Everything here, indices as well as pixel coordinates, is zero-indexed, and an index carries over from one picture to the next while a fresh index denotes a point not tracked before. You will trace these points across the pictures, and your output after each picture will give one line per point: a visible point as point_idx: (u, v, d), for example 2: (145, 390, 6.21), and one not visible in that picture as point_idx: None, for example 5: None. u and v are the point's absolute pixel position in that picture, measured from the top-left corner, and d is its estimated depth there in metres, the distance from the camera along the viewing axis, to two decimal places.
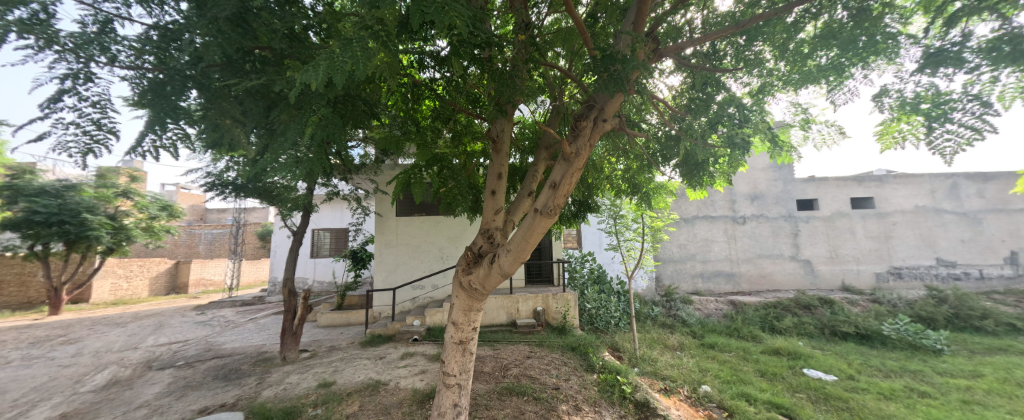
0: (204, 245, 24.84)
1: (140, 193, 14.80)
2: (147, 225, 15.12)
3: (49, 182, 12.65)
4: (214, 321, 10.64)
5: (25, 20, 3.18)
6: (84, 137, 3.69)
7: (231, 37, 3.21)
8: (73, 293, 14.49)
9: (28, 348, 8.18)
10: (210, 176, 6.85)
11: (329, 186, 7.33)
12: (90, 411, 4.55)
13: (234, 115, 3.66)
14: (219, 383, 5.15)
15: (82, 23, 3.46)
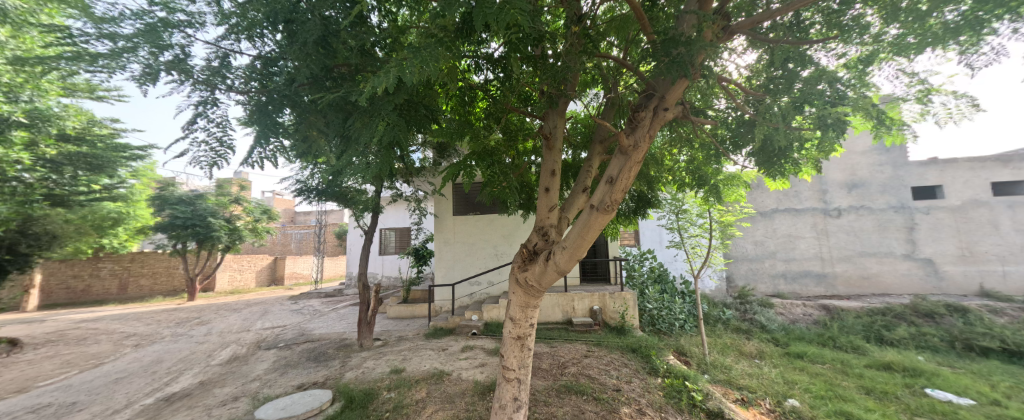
0: (296, 243, 28.51)
1: (247, 199, 17.50)
2: (253, 227, 17.84)
3: (184, 193, 15.55)
4: (305, 310, 12.16)
5: (171, 60, 3.91)
6: (212, 152, 4.46)
7: (316, 59, 3.63)
8: (203, 283, 17.65)
9: (174, 326, 10.16)
10: (298, 183, 7.78)
11: (394, 189, 7.89)
12: (220, 380, 5.53)
13: (319, 127, 4.11)
14: (311, 364, 5.89)
15: (208, 59, 4.17)
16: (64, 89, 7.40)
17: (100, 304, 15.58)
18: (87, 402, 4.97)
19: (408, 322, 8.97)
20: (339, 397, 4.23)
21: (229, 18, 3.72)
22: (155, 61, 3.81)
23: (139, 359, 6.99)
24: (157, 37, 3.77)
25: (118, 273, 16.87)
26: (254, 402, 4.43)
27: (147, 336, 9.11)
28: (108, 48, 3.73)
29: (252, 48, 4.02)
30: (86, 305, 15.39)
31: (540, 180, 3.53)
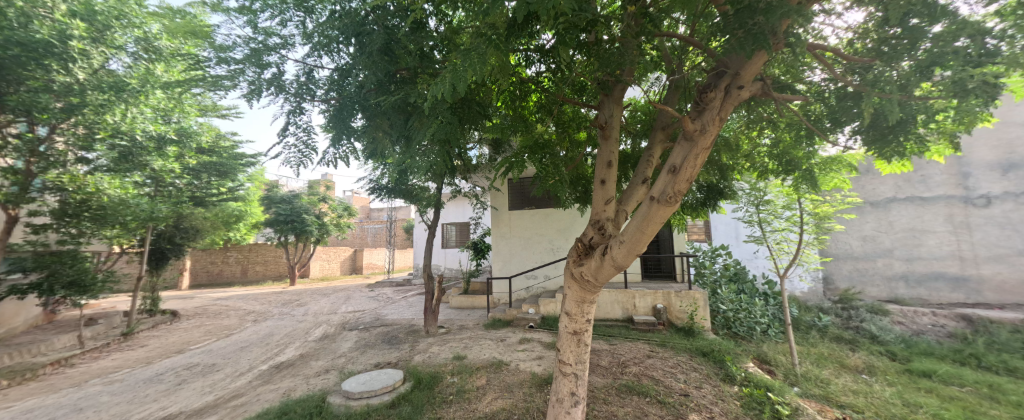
0: (372, 237, 31.54)
1: (332, 198, 19.82)
2: (337, 222, 20.18)
3: (285, 193, 18.16)
4: (379, 297, 13.44)
5: (271, 78, 4.58)
6: (300, 153, 5.15)
7: (381, 66, 3.93)
8: (301, 270, 20.48)
9: (279, 307, 11.97)
10: (372, 182, 8.54)
11: (453, 185, 8.22)
12: (315, 354, 6.39)
13: (385, 129, 4.48)
14: (386, 345, 6.50)
15: (297, 75, 4.78)
16: (201, 111, 9.15)
17: (228, 285, 19.08)
18: (221, 365, 6.10)
19: (469, 312, 9.40)
20: (408, 378, 4.60)
21: (312, 37, 4.20)
22: (260, 79, 4.51)
23: (256, 332, 8.39)
24: (258, 59, 4.43)
25: (241, 261, 20.38)
26: (340, 375, 5.03)
27: (261, 313, 10.90)
28: (225, 71, 4.49)
29: (330, 61, 4.48)
30: (219, 286, 19.00)
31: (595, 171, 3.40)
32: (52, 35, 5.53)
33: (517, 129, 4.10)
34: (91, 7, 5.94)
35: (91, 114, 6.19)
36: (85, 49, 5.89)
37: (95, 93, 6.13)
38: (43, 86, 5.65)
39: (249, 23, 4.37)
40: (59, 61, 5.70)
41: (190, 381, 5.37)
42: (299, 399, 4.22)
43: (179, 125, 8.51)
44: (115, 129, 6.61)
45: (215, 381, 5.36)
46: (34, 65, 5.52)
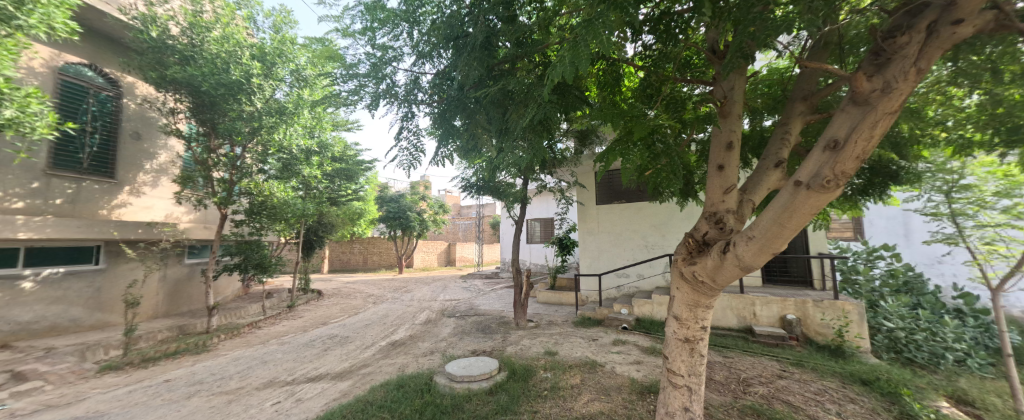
0: (463, 232, 34.06)
1: (429, 196, 21.87)
2: (435, 218, 22.25)
3: (393, 193, 20.63)
4: (472, 288, 14.31)
5: (385, 89, 5.18)
6: (410, 153, 5.71)
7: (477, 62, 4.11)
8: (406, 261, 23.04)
9: (390, 292, 13.65)
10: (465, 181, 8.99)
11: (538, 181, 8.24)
12: (421, 336, 7.09)
13: (484, 125, 4.77)
14: (481, 334, 6.88)
15: (404, 83, 5.33)
16: (332, 127, 10.73)
17: (353, 272, 22.52)
18: (352, 338, 7.21)
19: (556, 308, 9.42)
20: (503, 367, 4.77)
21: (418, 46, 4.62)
22: (383, 90, 5.17)
23: (375, 313, 9.70)
24: (377, 74, 5.11)
25: (361, 251, 23.86)
26: (443, 358, 5.48)
27: (378, 296, 12.58)
28: (351, 86, 5.26)
29: (430, 67, 4.93)
30: (346, 272, 22.58)
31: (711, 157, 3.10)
32: (242, 76, 7.18)
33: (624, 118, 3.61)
34: (264, 50, 7.64)
35: (264, 135, 7.78)
36: (259, 84, 7.44)
37: (268, 118, 7.70)
38: (238, 115, 7.34)
39: (369, 43, 5.06)
40: (247, 96, 7.36)
41: (332, 349, 6.47)
42: (412, 375, 4.72)
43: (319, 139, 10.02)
44: (280, 144, 8.22)
45: (348, 350, 6.36)
46: (233, 100, 7.20)
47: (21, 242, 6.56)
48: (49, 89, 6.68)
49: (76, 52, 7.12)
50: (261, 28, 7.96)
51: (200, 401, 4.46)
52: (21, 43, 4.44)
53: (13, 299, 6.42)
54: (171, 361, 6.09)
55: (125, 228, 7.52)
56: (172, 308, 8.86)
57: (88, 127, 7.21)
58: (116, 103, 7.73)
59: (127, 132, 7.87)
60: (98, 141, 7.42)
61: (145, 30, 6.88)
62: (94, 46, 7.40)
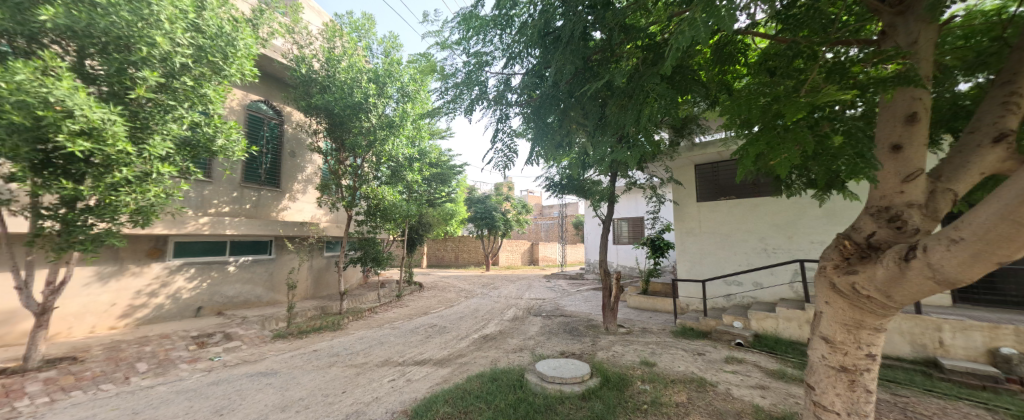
0: (546, 232, 34.55)
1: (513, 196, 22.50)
2: (518, 218, 22.84)
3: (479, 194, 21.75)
4: (557, 288, 14.24)
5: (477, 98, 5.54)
6: (505, 151, 5.84)
7: (572, 58, 4.07)
8: (492, 259, 24.12)
9: (479, 288, 14.34)
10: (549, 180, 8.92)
11: (628, 177, 7.84)
12: (510, 332, 7.28)
13: (577, 120, 5.03)
14: (570, 335, 6.78)
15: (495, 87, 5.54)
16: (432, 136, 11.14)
17: (446, 267, 24.45)
18: (449, 328, 7.76)
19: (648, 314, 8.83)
20: (596, 373, 4.60)
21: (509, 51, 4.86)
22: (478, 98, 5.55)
23: (468, 306, 10.30)
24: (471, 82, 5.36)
25: (454, 249, 25.79)
26: (535, 356, 5.54)
27: (469, 291, 13.33)
28: (448, 98, 5.65)
29: (520, 68, 5.11)
30: (440, 267, 24.65)
31: (884, 134, 2.78)
32: (361, 97, 8.32)
33: (739, 107, 2.99)
34: (378, 73, 8.69)
35: (378, 147, 8.77)
36: (374, 102, 8.53)
37: (383, 132, 8.71)
38: (360, 131, 8.50)
39: (463, 53, 5.36)
40: (365, 114, 8.50)
41: (434, 337, 7.05)
42: (506, 369, 4.86)
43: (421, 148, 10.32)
44: (389, 154, 9.04)
45: (446, 339, 6.85)
46: (354, 116, 8.37)
47: (228, 237, 8.46)
48: (240, 121, 8.50)
49: (257, 91, 8.95)
50: (375, 55, 9.08)
51: (335, 370, 5.23)
52: (227, 89, 5.96)
53: (219, 280, 8.33)
54: (314, 335, 7.31)
55: (288, 226, 9.21)
56: (316, 292, 10.63)
57: (263, 149, 9.09)
58: (280, 128, 9.57)
59: (286, 151, 9.67)
60: (269, 159, 9.32)
61: (297, 68, 8.39)
62: (267, 86, 9.17)
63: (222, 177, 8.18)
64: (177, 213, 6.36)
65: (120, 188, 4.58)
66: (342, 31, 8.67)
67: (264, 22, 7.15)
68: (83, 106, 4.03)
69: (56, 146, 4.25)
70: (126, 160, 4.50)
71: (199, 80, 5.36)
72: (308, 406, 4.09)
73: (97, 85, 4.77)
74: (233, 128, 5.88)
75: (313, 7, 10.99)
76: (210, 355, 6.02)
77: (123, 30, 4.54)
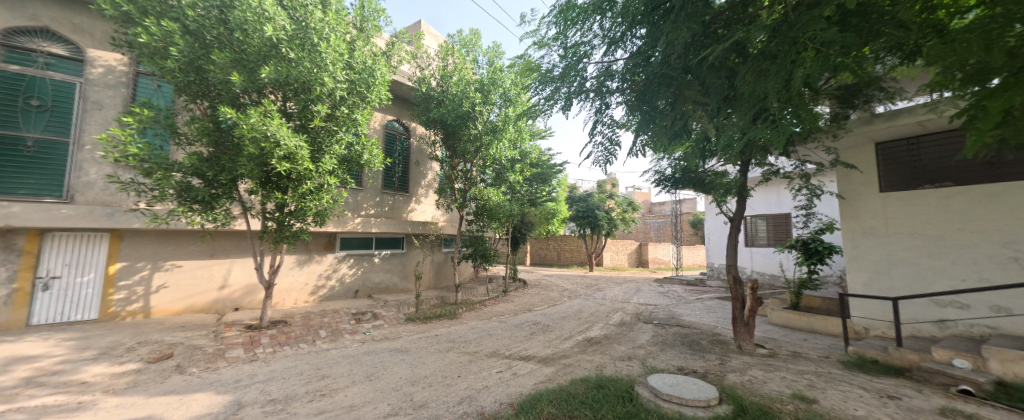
0: (655, 231, 32.36)
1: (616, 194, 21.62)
2: (623, 217, 21.80)
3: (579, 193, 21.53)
4: (670, 293, 13.06)
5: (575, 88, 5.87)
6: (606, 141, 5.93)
7: (688, 24, 4.16)
8: (596, 259, 23.55)
9: (582, 288, 14.16)
10: (658, 174, 8.25)
11: (766, 165, 6.76)
12: (618, 339, 7.00)
13: (693, 99, 5.10)
14: (689, 350, 6.13)
15: (592, 76, 5.93)
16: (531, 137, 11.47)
17: (550, 266, 24.85)
18: (552, 327, 7.90)
19: (793, 335, 7.37)
20: (727, 399, 4.07)
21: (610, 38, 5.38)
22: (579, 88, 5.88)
23: (571, 307, 10.29)
24: (569, 77, 5.71)
25: (557, 248, 26.06)
26: (645, 367, 5.20)
27: (572, 291, 13.29)
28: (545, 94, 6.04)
29: (620, 53, 5.62)
30: (544, 265, 25.19)
31: None
32: (468, 107, 9.13)
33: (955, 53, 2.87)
34: (482, 82, 9.43)
35: (483, 151, 9.56)
36: (480, 110, 9.31)
37: (487, 136, 9.43)
38: (468, 137, 9.36)
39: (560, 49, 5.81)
40: (472, 121, 9.30)
41: (538, 334, 7.28)
42: (612, 377, 4.69)
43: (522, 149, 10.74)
44: (493, 158, 9.78)
45: (550, 338, 6.99)
46: (465, 122, 9.23)
47: (373, 234, 10.31)
48: (380, 138, 10.24)
49: (389, 112, 10.61)
50: (481, 65, 9.84)
51: (453, 355, 5.88)
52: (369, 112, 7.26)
53: (367, 268, 10.21)
54: (437, 321, 8.34)
55: (413, 225, 10.82)
56: (437, 283, 12.08)
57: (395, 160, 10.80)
58: (407, 142, 11.24)
59: (413, 160, 11.28)
60: (399, 169, 11.00)
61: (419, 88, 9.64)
62: (398, 106, 10.84)
63: (368, 186, 9.94)
64: (341, 216, 8.07)
65: (308, 197, 6.11)
66: (453, 49, 9.68)
67: (394, 53, 8.47)
68: (285, 138, 5.44)
69: (272, 168, 5.83)
70: (310, 175, 6.00)
71: (352, 108, 6.73)
72: (432, 383, 4.70)
73: (291, 120, 6.28)
74: (374, 146, 7.12)
75: (431, 32, 12.57)
76: (364, 329, 7.45)
77: (298, 75, 5.83)
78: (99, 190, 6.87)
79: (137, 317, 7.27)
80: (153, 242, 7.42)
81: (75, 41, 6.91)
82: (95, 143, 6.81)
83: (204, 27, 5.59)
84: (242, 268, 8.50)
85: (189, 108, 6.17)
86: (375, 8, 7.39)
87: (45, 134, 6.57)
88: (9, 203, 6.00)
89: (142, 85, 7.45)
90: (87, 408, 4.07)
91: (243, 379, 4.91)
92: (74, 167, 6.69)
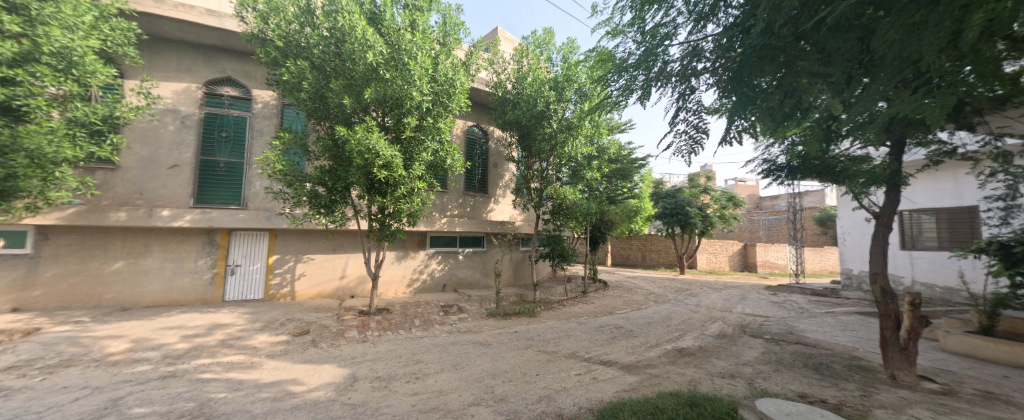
0: (765, 231, 29.91)
1: (714, 189, 19.39)
2: (722, 214, 19.46)
3: (668, 189, 19.89)
4: (787, 304, 11.10)
5: (658, 72, 6.09)
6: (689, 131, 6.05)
7: None
8: (689, 261, 21.42)
9: (672, 292, 13.00)
10: (767, 163, 7.19)
11: (929, 145, 5.25)
12: (717, 352, 6.21)
13: (808, 71, 4.48)
14: (814, 374, 5.09)
15: (676, 59, 5.94)
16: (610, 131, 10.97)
17: (634, 267, 23.64)
18: (636, 332, 7.41)
19: (980, 369, 5.54)
20: None
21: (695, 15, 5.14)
22: (664, 71, 6.07)
23: (658, 312, 9.50)
24: (647, 62, 5.96)
25: (641, 248, 24.80)
26: (752, 389, 4.48)
27: (660, 295, 12.25)
28: (623, 83, 6.41)
29: (710, 28, 5.25)
30: (627, 267, 24.12)
31: None
32: (543, 106, 9.13)
33: None
34: (556, 80, 9.35)
35: (559, 150, 9.44)
36: (554, 108, 9.25)
37: (562, 134, 9.32)
38: (543, 136, 9.34)
39: (638, 33, 5.96)
40: (547, 119, 9.28)
41: (619, 339, 6.91)
42: (708, 395, 4.16)
43: (600, 144, 10.35)
44: (568, 155, 9.59)
45: (634, 345, 6.56)
46: (542, 121, 9.25)
47: (457, 233, 11.09)
48: (461, 144, 11.04)
49: (468, 118, 11.34)
50: (555, 63, 9.79)
51: (531, 353, 5.96)
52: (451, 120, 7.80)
53: (453, 264, 11.01)
54: (516, 318, 8.53)
55: (493, 225, 11.37)
56: (517, 280, 12.41)
57: (474, 164, 11.39)
58: (485, 145, 11.78)
59: (492, 162, 11.76)
60: (479, 172, 11.54)
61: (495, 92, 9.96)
62: (478, 112, 11.52)
63: (452, 188, 10.78)
64: (429, 216, 8.87)
65: (404, 200, 6.96)
66: (528, 50, 9.79)
67: (473, 61, 8.92)
68: (382, 149, 6.23)
69: (373, 176, 6.70)
70: (404, 181, 6.80)
71: (437, 118, 7.36)
72: (511, 378, 4.85)
73: (388, 132, 7.09)
74: (457, 151, 7.55)
75: (506, 36, 12.90)
76: (451, 320, 8.06)
77: (391, 92, 6.60)
78: (262, 199, 8.85)
79: (288, 298, 9.10)
80: (295, 239, 9.21)
81: (246, 85, 8.98)
82: (259, 163, 8.78)
83: (326, 61, 6.79)
84: (357, 261, 9.94)
85: (314, 130, 7.45)
86: (455, 22, 7.94)
87: (231, 157, 8.73)
88: (210, 210, 8.15)
89: (287, 114, 9.33)
90: (255, 368, 5.28)
91: (356, 357, 5.76)
92: (247, 182, 8.74)
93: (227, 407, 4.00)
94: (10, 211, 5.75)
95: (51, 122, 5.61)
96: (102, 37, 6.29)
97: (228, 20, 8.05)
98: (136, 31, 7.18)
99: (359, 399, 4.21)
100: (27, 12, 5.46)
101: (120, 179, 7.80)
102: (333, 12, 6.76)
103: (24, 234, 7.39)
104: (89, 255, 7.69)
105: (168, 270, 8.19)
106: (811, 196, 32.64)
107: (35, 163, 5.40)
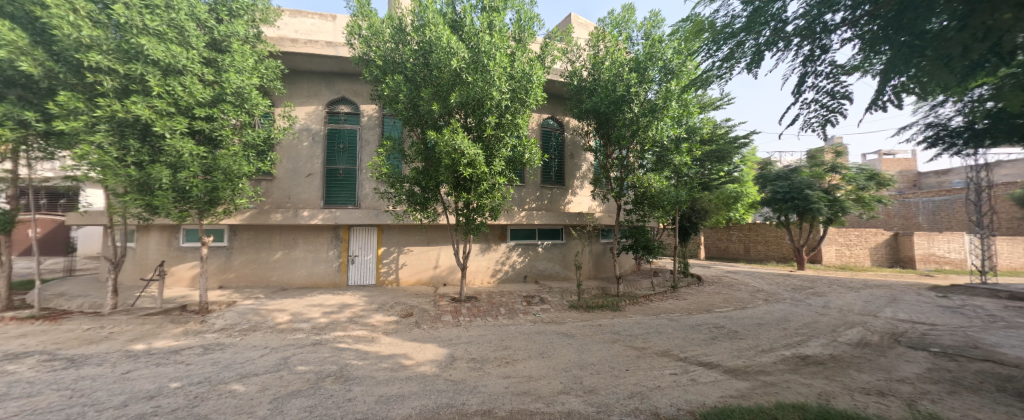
0: (926, 215, 23.38)
1: (846, 166, 15.94)
2: (858, 197, 15.90)
3: (780, 169, 16.95)
4: (964, 310, 8.51)
5: (773, 34, 5.24)
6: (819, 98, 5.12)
7: None
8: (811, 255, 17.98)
9: (789, 290, 11.07)
10: (935, 127, 5.58)
11: None
12: (856, 363, 5.11)
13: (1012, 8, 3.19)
14: (1019, 403, 3.80)
15: (797, 15, 5.03)
16: (701, 109, 9.81)
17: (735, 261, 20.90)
18: (743, 334, 6.54)
19: None
20: None
21: None
22: (783, 33, 5.17)
23: (770, 312, 8.21)
24: (758, 24, 5.19)
25: (744, 239, 21.82)
26: (914, 411, 3.57)
27: (772, 294, 10.55)
28: (726, 53, 5.71)
29: None
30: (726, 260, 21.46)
31: None
32: (624, 89, 8.50)
33: None
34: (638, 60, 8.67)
35: (641, 134, 8.79)
36: (635, 91, 8.56)
37: (645, 117, 8.65)
38: (624, 122, 8.77)
39: None
40: (628, 103, 8.64)
41: (721, 340, 6.19)
42: (846, 412, 3.45)
43: (689, 124, 9.34)
44: (653, 139, 8.88)
45: (740, 347, 5.81)
46: (624, 104, 8.62)
47: (537, 226, 11.26)
48: (537, 137, 11.15)
49: (543, 112, 11.36)
50: (636, 41, 9.06)
51: (618, 347, 5.75)
52: (529, 113, 7.88)
53: (533, 256, 11.23)
54: (599, 311, 8.29)
55: (572, 217, 11.26)
56: (597, 272, 12.08)
57: (551, 155, 11.46)
58: (562, 135, 11.70)
59: (568, 153, 11.65)
60: (556, 163, 11.57)
61: (571, 81, 9.67)
62: (553, 104, 11.49)
63: (530, 182, 10.97)
64: (508, 210, 9.20)
65: (486, 195, 7.35)
66: (604, 33, 9.20)
67: (548, 53, 8.79)
68: (466, 147, 6.63)
69: (459, 174, 7.23)
70: (486, 176, 7.15)
71: (514, 114, 7.57)
72: (600, 371, 4.78)
73: (470, 132, 7.52)
74: (535, 144, 7.60)
75: (581, 22, 12.42)
76: (534, 311, 8.24)
77: (473, 92, 6.97)
78: (372, 199, 10.27)
79: (394, 284, 10.44)
80: (397, 233, 10.51)
81: (356, 102, 10.45)
82: (368, 168, 10.21)
83: (416, 73, 7.46)
84: (448, 253, 10.83)
85: (410, 136, 8.24)
86: (530, 16, 7.88)
87: (347, 165, 10.34)
88: (335, 210, 9.79)
89: (386, 124, 10.56)
90: (374, 342, 6.24)
91: (452, 339, 6.34)
92: (360, 184, 10.26)
93: (358, 372, 4.83)
94: (215, 214, 7.79)
95: (233, 146, 7.36)
96: (260, 75, 7.91)
97: (341, 48, 9.42)
98: (281, 67, 8.87)
99: (458, 376, 4.64)
100: (218, 64, 7.26)
101: (276, 187, 9.91)
102: (421, 27, 7.40)
103: (223, 231, 9.95)
104: (260, 247, 9.98)
105: (310, 259, 10.15)
106: (1004, 169, 24.39)
107: (228, 179, 7.22)
